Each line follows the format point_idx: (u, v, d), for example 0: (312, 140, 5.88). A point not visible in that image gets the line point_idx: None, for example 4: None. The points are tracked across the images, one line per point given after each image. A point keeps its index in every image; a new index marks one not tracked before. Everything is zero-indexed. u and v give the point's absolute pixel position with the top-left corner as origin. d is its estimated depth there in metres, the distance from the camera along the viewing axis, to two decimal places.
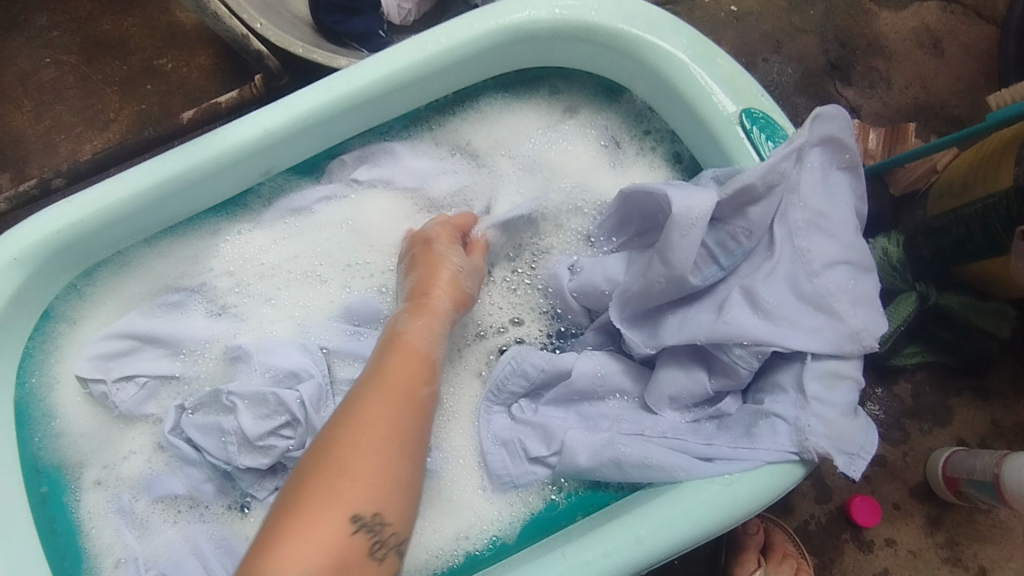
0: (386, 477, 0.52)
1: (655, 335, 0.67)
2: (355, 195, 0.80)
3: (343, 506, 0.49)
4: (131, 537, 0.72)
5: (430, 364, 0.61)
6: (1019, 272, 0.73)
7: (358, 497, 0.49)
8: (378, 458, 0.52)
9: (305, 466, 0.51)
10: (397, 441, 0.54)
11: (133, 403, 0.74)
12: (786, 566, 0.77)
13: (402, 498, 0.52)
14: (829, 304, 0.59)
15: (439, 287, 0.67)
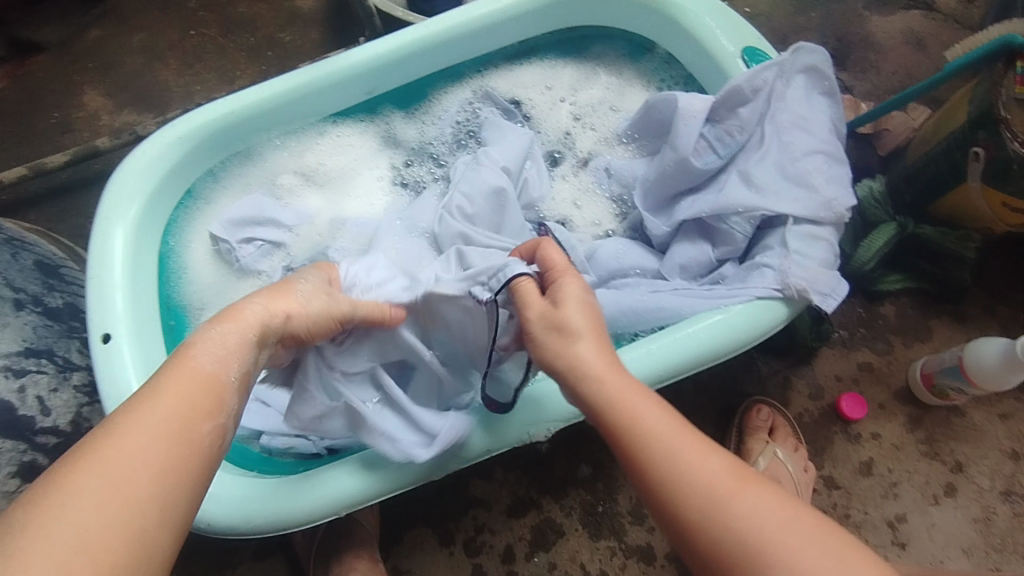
0: (107, 521, 0.41)
1: (670, 216, 0.84)
2: (403, 123, 1.01)
3: (88, 533, 0.40)
4: None
5: (229, 396, 0.54)
6: (979, 196, 0.88)
7: (91, 536, 0.40)
8: (139, 493, 0.44)
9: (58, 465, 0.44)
10: (174, 474, 0.46)
11: (250, 260, 0.92)
12: (791, 444, 0.90)
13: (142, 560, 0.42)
14: (806, 179, 0.76)
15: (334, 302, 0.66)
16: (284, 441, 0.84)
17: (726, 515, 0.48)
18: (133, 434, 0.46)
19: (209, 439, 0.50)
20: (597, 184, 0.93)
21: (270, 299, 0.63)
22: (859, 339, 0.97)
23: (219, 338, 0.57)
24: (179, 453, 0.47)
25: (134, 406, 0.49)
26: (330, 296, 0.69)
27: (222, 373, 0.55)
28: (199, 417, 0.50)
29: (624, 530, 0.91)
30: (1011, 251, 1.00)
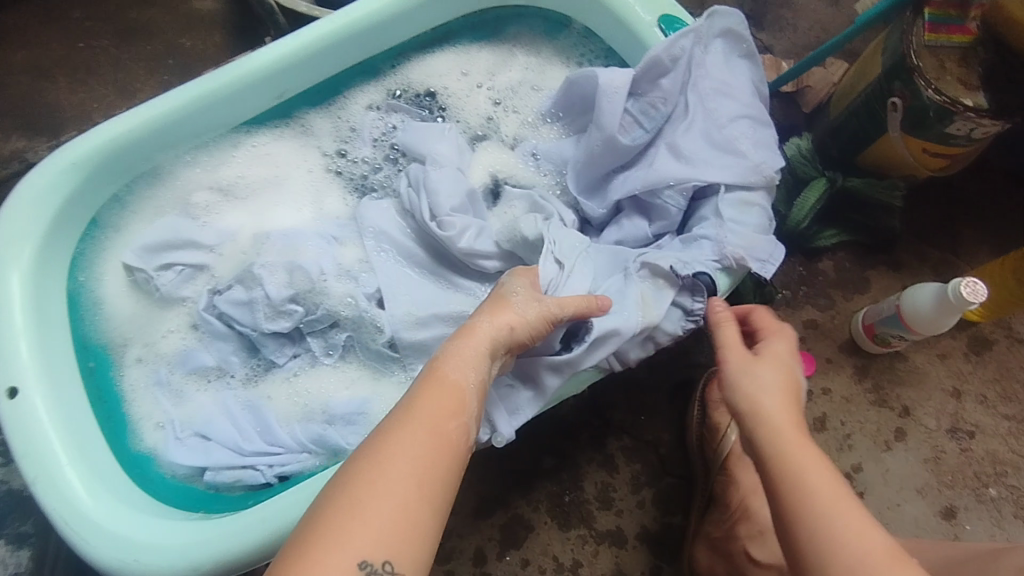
0: (404, 517, 0.48)
1: (605, 196, 0.83)
2: (320, 124, 0.94)
3: (368, 533, 0.47)
4: (168, 404, 0.83)
5: (470, 399, 0.58)
6: (900, 145, 0.89)
7: (380, 534, 0.47)
8: (406, 494, 0.49)
9: (332, 491, 0.50)
10: (430, 473, 0.51)
11: (171, 287, 0.85)
12: None
13: (417, 544, 0.48)
14: (733, 146, 0.75)
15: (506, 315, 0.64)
16: (230, 474, 0.78)
17: (792, 493, 0.50)
18: (402, 450, 0.51)
19: (460, 438, 0.55)
20: (525, 168, 0.90)
21: (494, 314, 0.63)
22: (802, 297, 0.98)
23: (455, 353, 0.59)
24: (438, 454, 0.53)
25: (395, 432, 0.53)
26: (540, 302, 0.67)
27: (457, 380, 0.58)
28: (447, 421, 0.55)
29: (594, 517, 0.90)
30: (936, 195, 1.02)
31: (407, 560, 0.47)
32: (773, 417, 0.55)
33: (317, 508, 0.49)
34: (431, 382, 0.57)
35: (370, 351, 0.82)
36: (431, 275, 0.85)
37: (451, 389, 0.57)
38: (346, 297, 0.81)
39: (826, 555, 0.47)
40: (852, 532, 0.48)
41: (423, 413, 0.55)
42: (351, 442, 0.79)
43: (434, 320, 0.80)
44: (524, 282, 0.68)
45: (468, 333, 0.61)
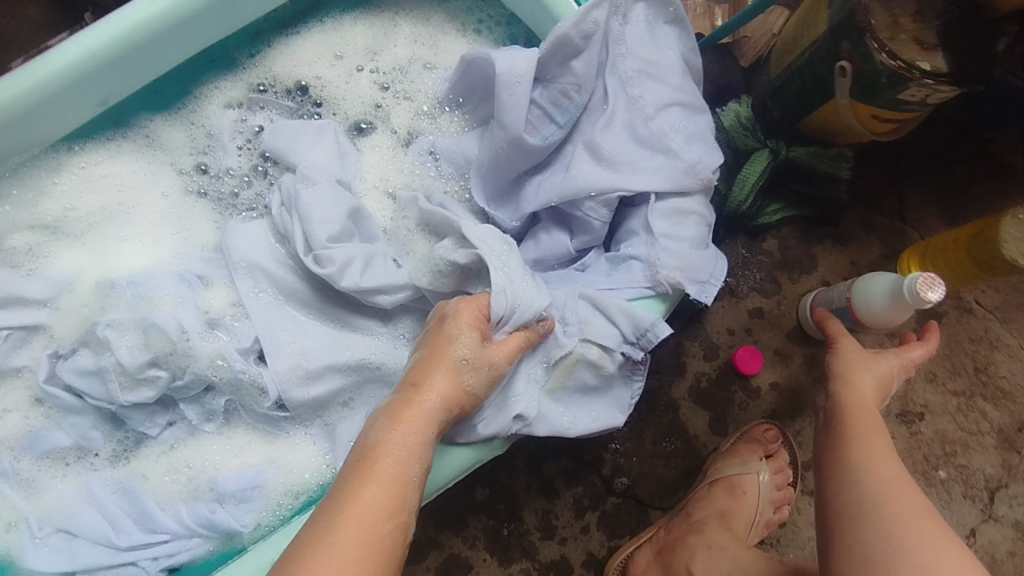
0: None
1: (517, 207, 0.70)
2: (160, 129, 0.77)
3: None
4: (18, 497, 0.70)
5: (409, 496, 0.53)
6: (847, 111, 0.78)
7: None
8: None
9: None
10: None
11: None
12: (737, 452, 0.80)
13: None
14: (662, 143, 0.63)
15: (437, 376, 0.57)
16: (107, 575, 0.67)
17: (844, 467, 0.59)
18: (324, 573, 0.48)
19: (396, 543, 0.51)
20: (430, 166, 0.76)
21: (443, 384, 0.57)
22: (746, 283, 0.90)
23: (393, 435, 0.54)
24: (363, 571, 0.49)
25: (318, 545, 0.49)
26: (483, 358, 0.58)
27: (392, 477, 0.53)
28: (378, 527, 0.50)
29: (536, 549, 0.83)
30: (881, 156, 0.94)
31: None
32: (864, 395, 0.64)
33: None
34: (365, 474, 0.52)
35: (257, 414, 0.69)
36: (321, 316, 0.71)
37: (383, 484, 0.52)
38: (215, 358, 0.66)
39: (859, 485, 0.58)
40: (881, 464, 0.58)
41: (349, 517, 0.50)
42: (245, 522, 0.68)
43: (329, 371, 0.68)
44: (465, 318, 0.59)
45: (413, 405, 0.56)
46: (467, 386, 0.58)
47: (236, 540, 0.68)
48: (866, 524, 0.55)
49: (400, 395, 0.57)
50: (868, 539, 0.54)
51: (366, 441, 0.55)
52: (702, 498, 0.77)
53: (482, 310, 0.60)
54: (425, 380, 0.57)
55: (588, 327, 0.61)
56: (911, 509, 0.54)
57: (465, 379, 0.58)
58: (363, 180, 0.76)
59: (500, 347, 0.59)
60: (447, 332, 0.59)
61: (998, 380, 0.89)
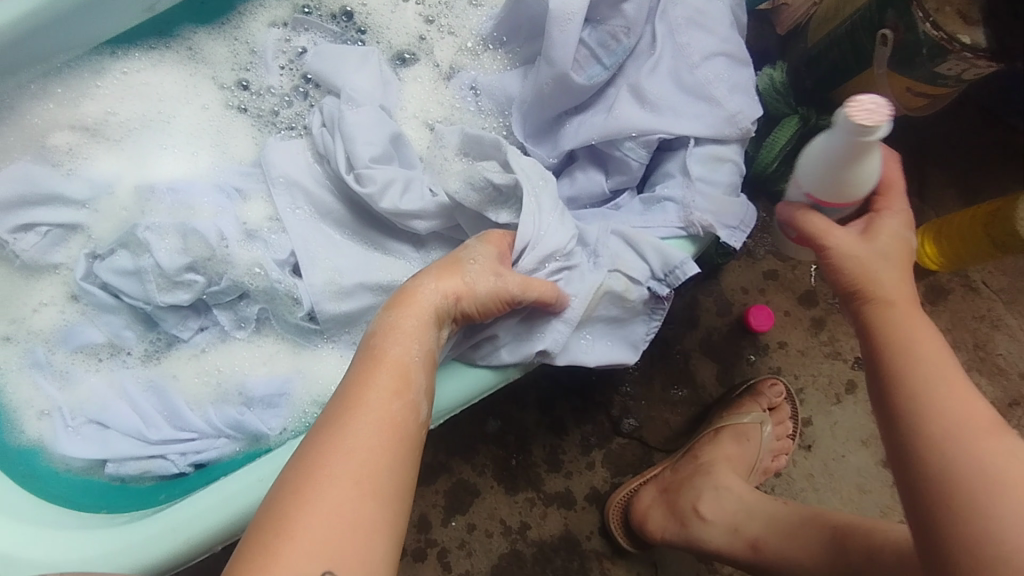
0: (345, 523, 0.44)
1: (556, 145, 0.71)
2: (201, 42, 0.78)
3: (304, 553, 0.42)
4: (52, 388, 0.72)
5: (413, 377, 0.53)
6: (883, 82, 0.80)
7: (319, 552, 0.43)
8: (348, 500, 0.45)
9: (273, 498, 0.46)
10: (372, 466, 0.47)
11: (36, 252, 0.71)
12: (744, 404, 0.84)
13: (366, 554, 0.44)
14: (705, 91, 0.65)
15: (437, 275, 0.58)
16: (137, 465, 0.70)
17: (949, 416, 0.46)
18: (341, 446, 0.47)
19: (410, 421, 0.51)
20: (472, 102, 0.76)
21: (441, 279, 0.58)
22: (764, 247, 0.92)
23: (399, 327, 0.55)
24: (381, 444, 0.48)
25: (334, 422, 0.49)
26: (500, 275, 0.59)
27: (399, 361, 0.53)
28: (386, 405, 0.50)
29: (542, 480, 0.87)
30: (906, 133, 0.96)
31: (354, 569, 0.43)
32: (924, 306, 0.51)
33: (254, 525, 0.45)
34: (374, 360, 0.53)
35: (289, 325, 0.71)
36: (356, 236, 0.73)
37: (392, 368, 0.52)
38: (253, 266, 0.68)
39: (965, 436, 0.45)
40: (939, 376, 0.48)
41: (362, 396, 0.50)
42: (271, 425, 0.71)
43: (361, 289, 0.70)
44: (491, 249, 0.61)
45: (415, 300, 0.56)
46: (470, 283, 0.58)
47: (263, 442, 0.71)
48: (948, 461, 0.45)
49: (402, 290, 0.59)
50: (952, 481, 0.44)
51: (372, 337, 0.55)
52: (709, 442, 0.82)
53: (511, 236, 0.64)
54: (429, 275, 0.59)
55: (618, 260, 0.63)
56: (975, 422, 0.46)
57: (466, 279, 0.59)
58: (403, 109, 0.77)
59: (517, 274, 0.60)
60: (466, 246, 0.62)
61: (994, 357, 0.93)
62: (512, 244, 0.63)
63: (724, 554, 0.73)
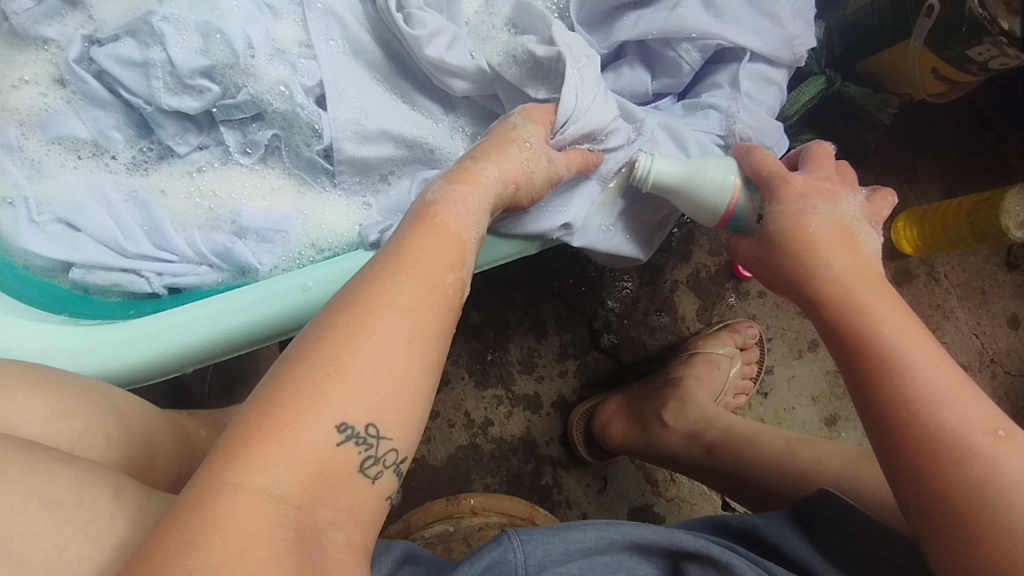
0: (392, 378, 0.41)
1: (609, 36, 0.70)
2: None
3: (351, 395, 0.40)
4: (20, 175, 0.64)
5: (468, 253, 0.50)
6: (914, 56, 0.83)
7: (364, 398, 0.40)
8: (397, 353, 0.42)
9: (309, 337, 0.42)
10: (425, 325, 0.44)
11: (27, 19, 0.64)
12: (721, 338, 0.87)
13: (411, 411, 0.42)
14: (771, 9, 0.65)
15: (492, 155, 0.56)
16: (106, 276, 0.64)
17: (888, 366, 0.51)
18: (395, 302, 0.44)
19: (461, 292, 0.49)
20: None
21: (502, 161, 0.56)
22: None
23: (457, 195, 0.52)
24: (433, 306, 0.46)
25: (388, 273, 0.46)
26: (551, 159, 0.59)
27: (454, 233, 0.50)
28: (441, 272, 0.47)
29: (513, 380, 0.87)
30: (910, 122, 1.00)
31: (394, 424, 0.41)
32: (839, 274, 0.56)
33: (288, 356, 0.42)
34: (428, 223, 0.50)
35: (299, 158, 0.68)
36: (386, 83, 0.69)
37: (448, 233, 0.50)
38: (277, 84, 0.63)
39: (900, 383, 0.50)
40: (891, 320, 0.53)
41: (415, 254, 0.47)
42: (263, 261, 0.67)
43: (383, 136, 0.67)
44: (537, 121, 0.59)
45: (475, 176, 0.54)
46: (526, 168, 0.57)
47: (250, 278, 0.67)
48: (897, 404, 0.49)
49: (458, 165, 0.56)
50: (911, 428, 0.48)
51: (426, 203, 0.52)
52: (683, 364, 0.84)
53: (549, 111, 0.61)
54: (484, 157, 0.56)
55: (657, 147, 0.63)
56: (927, 360, 0.50)
57: (522, 162, 0.57)
58: None
59: (564, 154, 0.60)
60: (513, 124, 0.59)
61: (940, 344, 1.00)
62: (552, 122, 0.61)
63: (679, 459, 0.76)
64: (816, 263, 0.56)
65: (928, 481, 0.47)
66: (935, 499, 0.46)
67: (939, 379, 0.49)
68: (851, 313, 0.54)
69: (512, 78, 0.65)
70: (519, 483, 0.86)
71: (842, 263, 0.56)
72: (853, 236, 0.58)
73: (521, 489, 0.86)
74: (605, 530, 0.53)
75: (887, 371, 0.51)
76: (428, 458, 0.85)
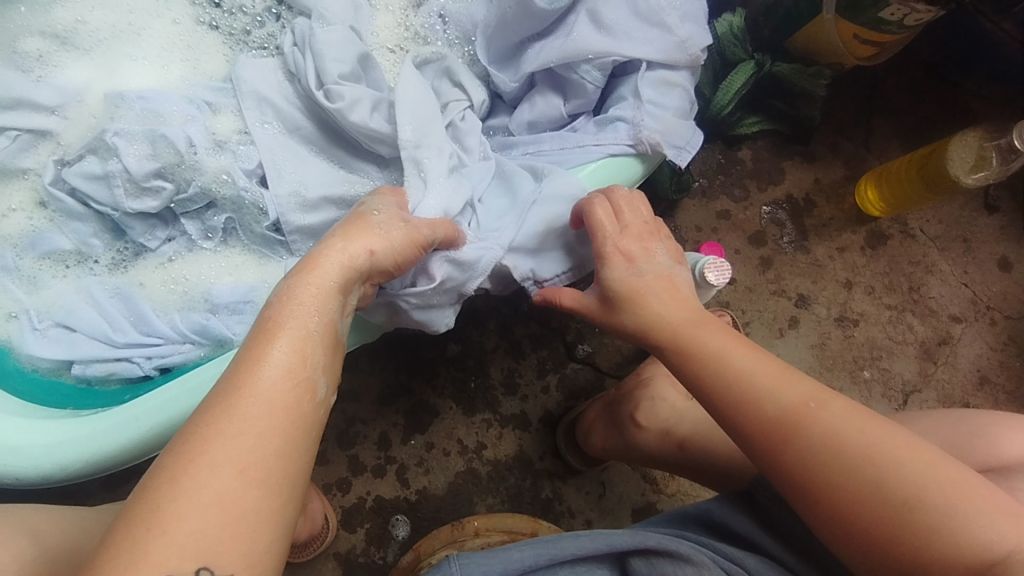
0: (221, 514, 0.40)
1: (518, 70, 0.75)
2: None
3: (174, 545, 0.39)
4: (19, 291, 0.73)
5: (313, 354, 0.48)
6: (832, 28, 0.84)
7: (190, 544, 0.39)
8: (223, 488, 0.41)
9: (139, 489, 0.42)
10: (259, 452, 0.43)
11: (6, 156, 0.72)
12: None
13: (250, 548, 0.40)
14: (659, 18, 0.68)
15: (340, 239, 0.54)
16: (102, 367, 0.71)
17: (725, 378, 0.53)
18: (225, 430, 0.43)
19: (306, 399, 0.47)
20: (450, 29, 0.79)
21: (347, 239, 0.54)
22: (719, 187, 0.99)
23: (300, 296, 0.51)
24: (269, 425, 0.44)
25: (220, 402, 0.44)
26: (406, 220, 0.58)
27: (300, 337, 0.49)
28: (281, 386, 0.46)
29: (498, 402, 0.91)
30: (856, 86, 1.01)
31: (233, 559, 0.40)
32: (653, 307, 0.59)
33: (120, 515, 0.41)
34: (265, 336, 0.48)
35: (254, 235, 0.75)
36: (323, 153, 0.75)
37: (287, 341, 0.48)
38: (220, 173, 0.71)
39: (753, 398, 0.51)
40: (712, 339, 0.56)
41: (245, 375, 0.46)
42: (235, 331, 0.72)
43: (325, 202, 0.72)
44: (389, 201, 0.59)
45: (323, 269, 0.52)
46: (385, 234, 0.56)
47: (227, 348, 0.73)
48: (772, 413, 0.50)
49: (309, 256, 0.54)
50: (800, 453, 0.48)
51: (269, 310, 0.50)
52: (656, 363, 0.87)
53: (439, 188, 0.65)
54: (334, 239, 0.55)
55: (550, 185, 0.65)
56: (757, 365, 0.53)
57: (371, 231, 0.56)
58: (373, 33, 0.79)
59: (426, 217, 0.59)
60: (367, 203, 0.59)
61: (927, 300, 0.99)
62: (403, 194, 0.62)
63: (657, 458, 0.78)
64: (637, 296, 0.59)
65: (826, 504, 0.47)
66: (836, 512, 0.46)
67: (760, 376, 0.52)
68: (668, 341, 0.57)
69: (408, 137, 0.67)
70: (519, 499, 0.89)
71: (660, 305, 0.59)
72: (676, 284, 0.61)
73: (522, 505, 0.89)
74: (544, 548, 0.55)
75: (715, 388, 0.53)
76: (429, 488, 0.89)
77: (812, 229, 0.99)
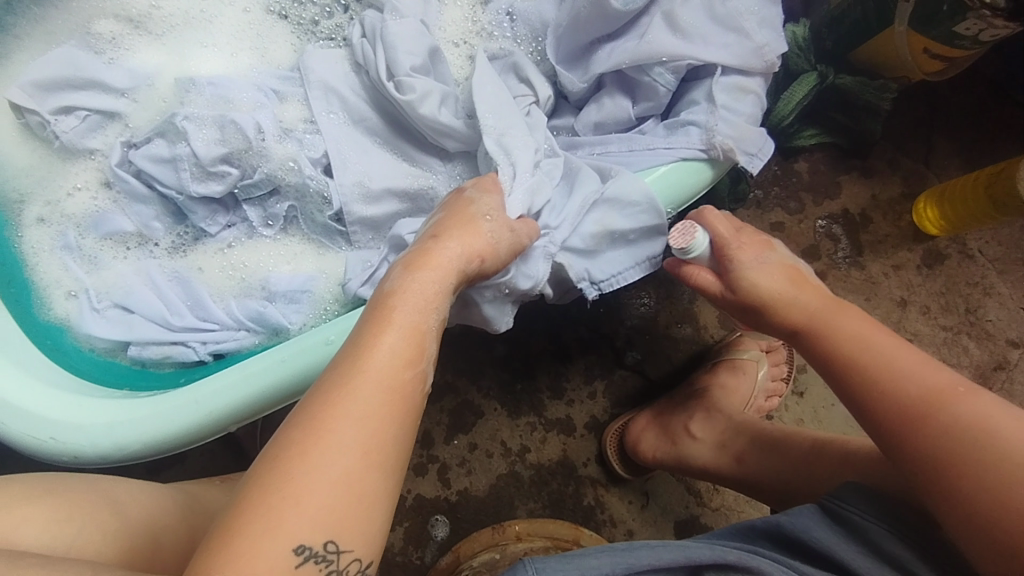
0: (348, 490, 0.42)
1: (587, 70, 0.74)
2: None
3: (305, 515, 0.40)
4: (79, 269, 0.73)
5: (427, 344, 0.49)
6: (903, 41, 0.83)
7: (319, 514, 0.41)
8: (350, 464, 0.42)
9: (264, 456, 0.43)
10: (381, 433, 0.44)
11: (75, 135, 0.73)
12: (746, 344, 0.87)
13: (371, 521, 0.43)
14: (737, 22, 0.67)
15: (454, 232, 0.55)
16: (159, 350, 0.70)
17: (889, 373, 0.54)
18: (350, 411, 0.44)
19: (417, 387, 0.48)
20: (518, 27, 0.79)
21: (465, 239, 0.55)
22: (773, 198, 0.97)
23: (415, 284, 0.51)
24: (388, 409, 0.45)
25: (343, 382, 0.46)
26: (513, 228, 0.58)
27: (415, 326, 0.49)
28: (398, 372, 0.47)
29: (544, 406, 0.90)
30: (917, 102, 0.99)
31: (355, 535, 0.42)
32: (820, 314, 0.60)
33: (249, 478, 0.42)
34: (382, 320, 0.49)
35: (315, 224, 0.74)
36: (386, 145, 0.75)
37: (401, 329, 0.49)
38: (287, 161, 0.71)
39: (912, 398, 0.52)
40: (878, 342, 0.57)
41: (366, 359, 0.47)
42: (292, 320, 0.72)
43: (388, 194, 0.72)
44: (492, 203, 0.59)
45: (439, 261, 0.53)
46: (491, 241, 0.56)
47: (282, 336, 0.73)
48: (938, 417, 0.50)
49: (420, 246, 0.55)
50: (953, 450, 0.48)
51: (384, 295, 0.51)
52: (708, 373, 0.86)
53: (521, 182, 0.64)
54: (446, 234, 0.55)
55: (612, 187, 0.64)
56: (920, 371, 0.53)
57: (482, 232, 0.56)
58: (441, 29, 0.79)
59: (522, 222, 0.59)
60: (468, 198, 0.59)
61: (984, 322, 0.96)
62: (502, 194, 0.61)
63: (711, 471, 0.77)
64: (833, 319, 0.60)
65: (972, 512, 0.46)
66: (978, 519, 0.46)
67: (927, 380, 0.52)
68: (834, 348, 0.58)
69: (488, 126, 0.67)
70: (561, 505, 0.88)
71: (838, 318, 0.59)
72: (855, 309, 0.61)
73: (564, 512, 0.88)
74: (623, 556, 0.54)
75: (888, 387, 0.53)
76: (471, 489, 0.88)
77: (867, 245, 0.97)
